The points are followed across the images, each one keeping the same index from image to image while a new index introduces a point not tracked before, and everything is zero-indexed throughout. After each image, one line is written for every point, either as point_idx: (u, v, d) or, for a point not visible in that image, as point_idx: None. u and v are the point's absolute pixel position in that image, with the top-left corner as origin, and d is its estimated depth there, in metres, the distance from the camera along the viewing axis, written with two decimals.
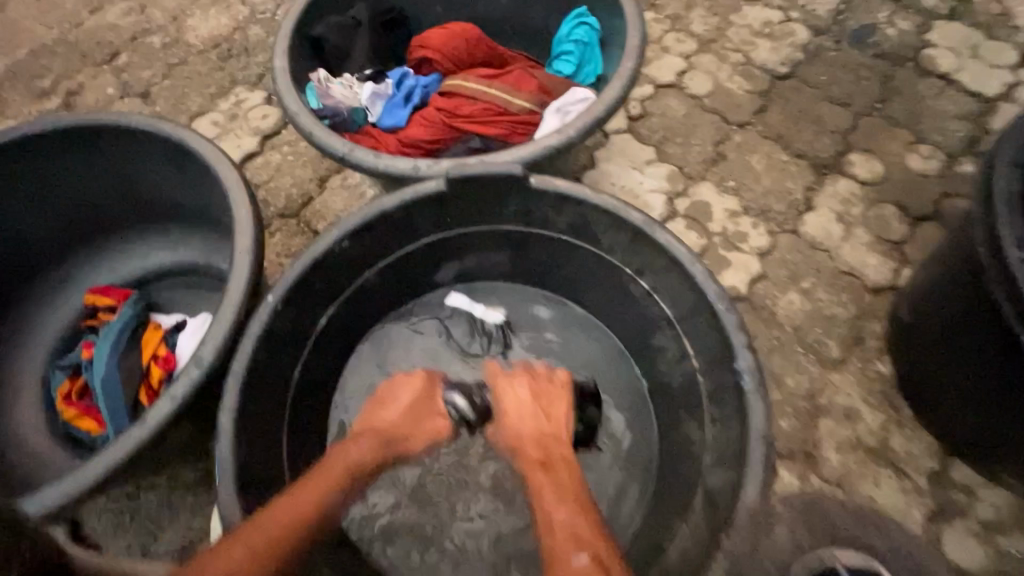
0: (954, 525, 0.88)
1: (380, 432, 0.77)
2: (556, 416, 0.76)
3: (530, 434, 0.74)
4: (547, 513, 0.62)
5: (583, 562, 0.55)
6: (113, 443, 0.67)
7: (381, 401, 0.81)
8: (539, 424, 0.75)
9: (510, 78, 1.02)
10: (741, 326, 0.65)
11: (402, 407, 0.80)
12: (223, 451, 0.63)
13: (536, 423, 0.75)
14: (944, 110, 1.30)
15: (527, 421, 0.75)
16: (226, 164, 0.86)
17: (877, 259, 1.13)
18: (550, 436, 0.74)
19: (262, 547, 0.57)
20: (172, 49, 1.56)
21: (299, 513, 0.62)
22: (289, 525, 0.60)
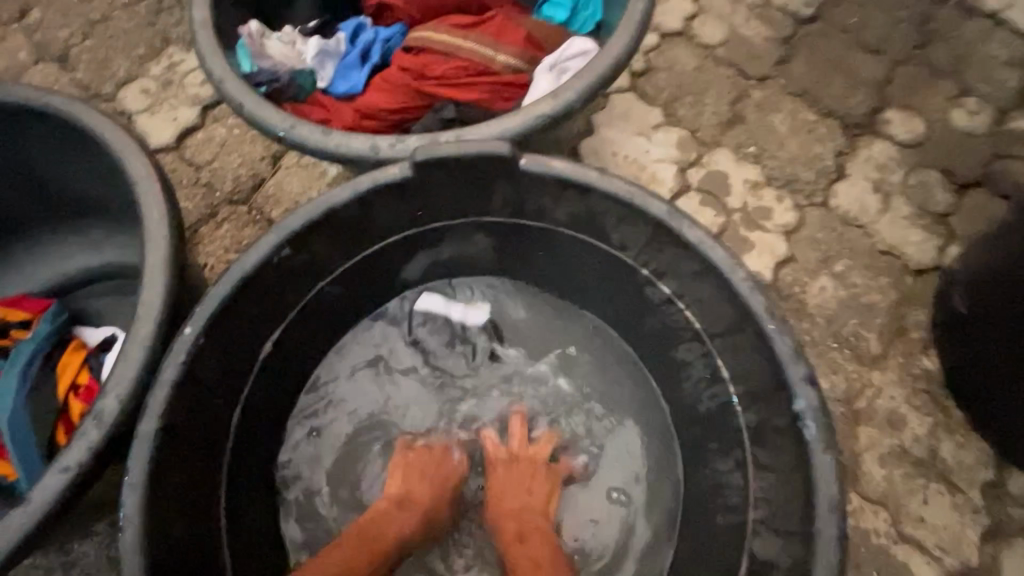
0: (1014, 546, 0.78)
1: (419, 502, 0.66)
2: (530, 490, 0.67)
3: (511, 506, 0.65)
4: None
5: None
6: None
7: (421, 464, 0.69)
8: (523, 500, 0.66)
9: (489, 27, 0.83)
10: (797, 352, 0.51)
11: (445, 480, 0.68)
12: (128, 537, 0.50)
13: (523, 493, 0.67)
14: (993, 56, 1.12)
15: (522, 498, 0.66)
16: (132, 149, 0.68)
17: (919, 236, 0.98)
18: (533, 509, 0.66)
19: None
20: (92, 3, 1.32)
21: None
22: None
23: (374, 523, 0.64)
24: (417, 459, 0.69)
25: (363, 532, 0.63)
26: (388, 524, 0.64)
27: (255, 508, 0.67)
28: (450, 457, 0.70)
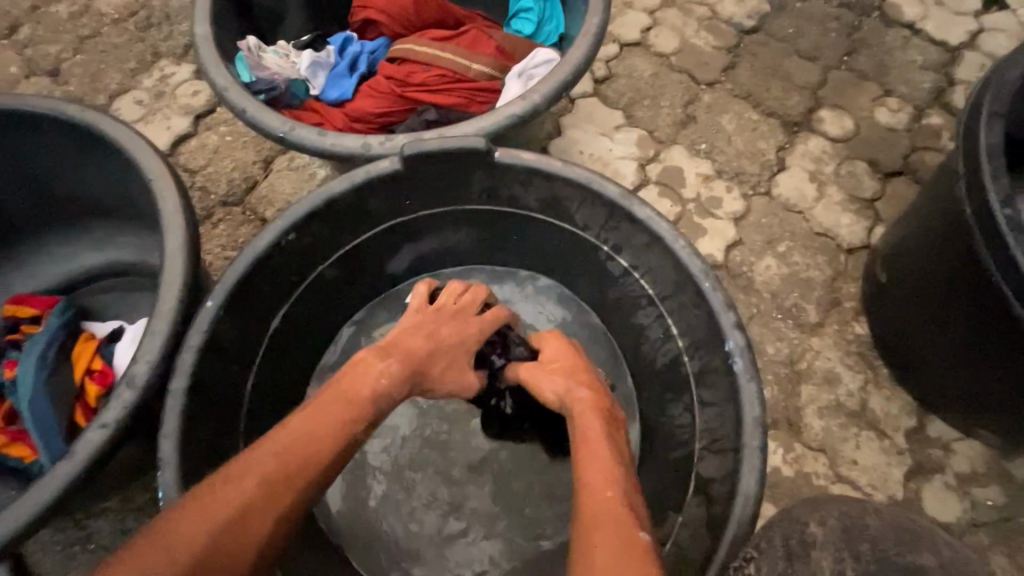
0: (933, 481, 0.90)
1: (415, 357, 0.68)
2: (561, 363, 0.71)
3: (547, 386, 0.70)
4: (592, 461, 0.56)
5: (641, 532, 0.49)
6: (37, 485, 0.58)
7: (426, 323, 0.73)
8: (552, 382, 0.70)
9: (464, 40, 0.93)
10: (729, 305, 0.62)
11: (447, 337, 0.72)
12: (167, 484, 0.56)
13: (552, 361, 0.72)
14: (911, 61, 1.27)
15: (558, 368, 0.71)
16: (145, 149, 0.76)
17: (850, 218, 1.11)
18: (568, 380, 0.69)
19: (269, 480, 0.53)
20: (81, 19, 1.38)
21: (316, 443, 0.57)
22: (301, 464, 0.55)
23: (349, 378, 0.63)
24: (426, 317, 0.73)
25: (339, 390, 0.62)
26: (366, 378, 0.64)
27: None
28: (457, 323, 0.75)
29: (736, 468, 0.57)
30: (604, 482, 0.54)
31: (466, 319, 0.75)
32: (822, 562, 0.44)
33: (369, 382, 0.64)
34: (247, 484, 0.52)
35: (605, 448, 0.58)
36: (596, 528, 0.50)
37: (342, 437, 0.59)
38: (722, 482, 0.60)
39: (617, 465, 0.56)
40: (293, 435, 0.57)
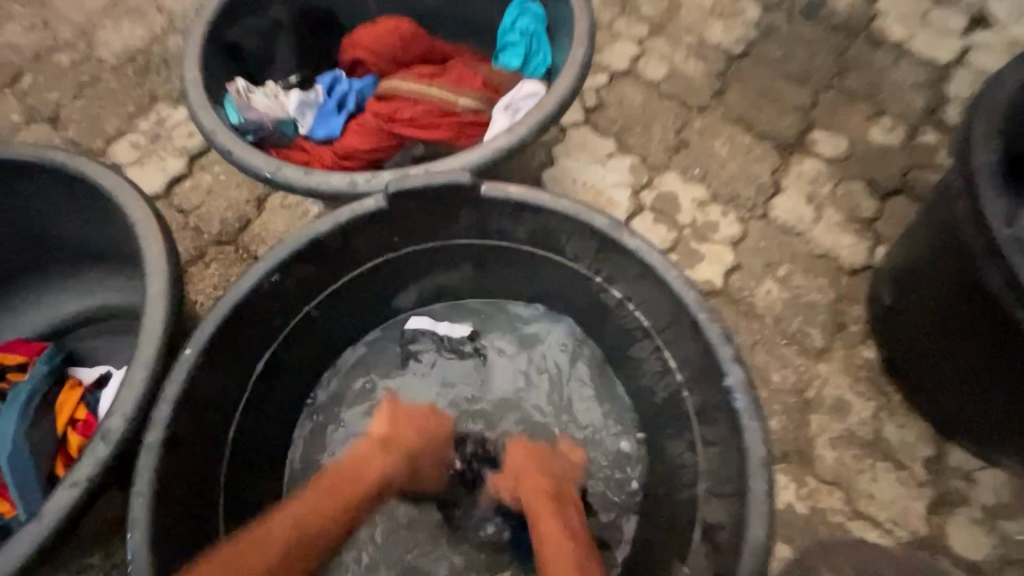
0: (957, 515, 0.84)
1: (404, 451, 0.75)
2: (552, 466, 0.73)
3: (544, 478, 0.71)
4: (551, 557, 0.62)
5: None
6: (9, 543, 0.57)
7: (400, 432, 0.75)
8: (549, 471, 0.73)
9: (450, 76, 0.94)
10: (726, 336, 0.59)
11: (422, 429, 0.77)
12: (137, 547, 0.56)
13: (523, 462, 0.74)
14: (902, 81, 1.27)
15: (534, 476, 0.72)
16: (130, 192, 0.75)
17: (850, 239, 1.09)
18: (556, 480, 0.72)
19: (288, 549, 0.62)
20: (82, 67, 1.41)
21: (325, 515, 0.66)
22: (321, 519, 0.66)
23: (357, 464, 0.72)
24: (397, 413, 0.77)
25: (345, 477, 0.71)
26: (369, 465, 0.72)
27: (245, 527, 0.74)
28: (436, 416, 0.79)
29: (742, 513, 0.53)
30: None
31: (444, 420, 0.80)
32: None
33: (365, 474, 0.71)
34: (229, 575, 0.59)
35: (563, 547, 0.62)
36: None
37: (344, 516, 0.68)
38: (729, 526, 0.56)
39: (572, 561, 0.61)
40: (268, 530, 0.63)
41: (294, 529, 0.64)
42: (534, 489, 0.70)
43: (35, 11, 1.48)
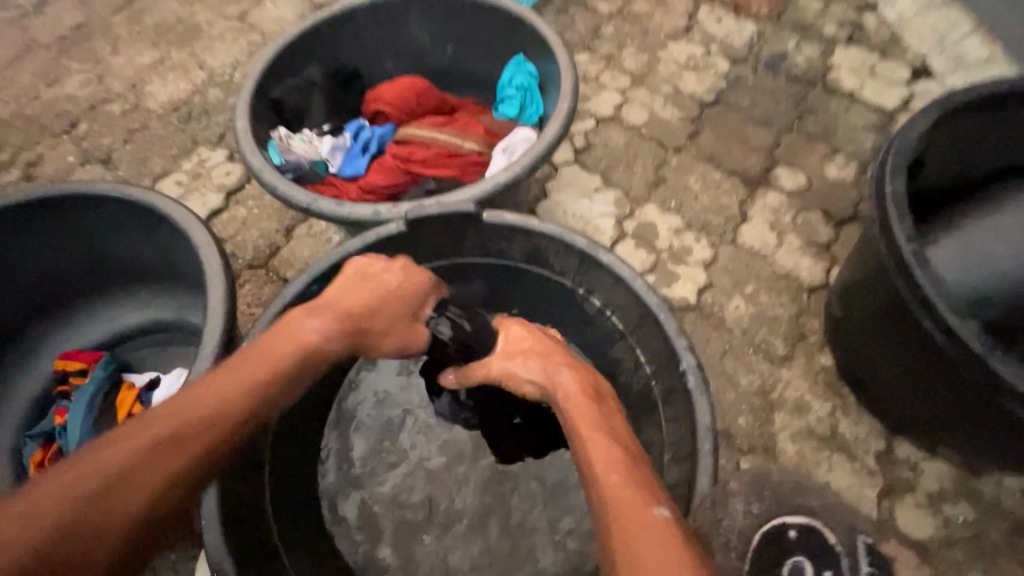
0: (904, 500, 0.98)
1: (350, 312, 0.73)
2: (564, 361, 0.77)
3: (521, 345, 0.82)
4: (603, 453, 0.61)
5: (664, 514, 0.53)
6: None
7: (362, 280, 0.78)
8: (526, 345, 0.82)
9: (458, 124, 1.11)
10: (681, 331, 0.74)
11: (375, 291, 0.77)
12: (210, 507, 0.71)
13: (519, 343, 0.83)
14: (853, 124, 1.45)
15: (523, 343, 0.83)
16: (192, 220, 0.91)
17: (809, 261, 1.24)
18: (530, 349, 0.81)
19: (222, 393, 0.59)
20: (132, 115, 1.60)
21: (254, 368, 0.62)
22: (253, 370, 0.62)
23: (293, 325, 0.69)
24: (354, 279, 0.78)
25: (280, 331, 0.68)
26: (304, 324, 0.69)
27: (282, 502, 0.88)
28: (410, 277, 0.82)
29: (694, 469, 0.67)
30: (618, 473, 0.58)
31: (419, 278, 0.83)
32: None
33: (299, 333, 0.68)
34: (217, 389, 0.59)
35: (602, 442, 0.63)
36: (641, 517, 0.52)
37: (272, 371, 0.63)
38: (683, 483, 0.69)
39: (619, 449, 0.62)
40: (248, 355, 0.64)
41: (279, 347, 0.66)
42: (567, 394, 0.73)
43: (90, 67, 1.68)
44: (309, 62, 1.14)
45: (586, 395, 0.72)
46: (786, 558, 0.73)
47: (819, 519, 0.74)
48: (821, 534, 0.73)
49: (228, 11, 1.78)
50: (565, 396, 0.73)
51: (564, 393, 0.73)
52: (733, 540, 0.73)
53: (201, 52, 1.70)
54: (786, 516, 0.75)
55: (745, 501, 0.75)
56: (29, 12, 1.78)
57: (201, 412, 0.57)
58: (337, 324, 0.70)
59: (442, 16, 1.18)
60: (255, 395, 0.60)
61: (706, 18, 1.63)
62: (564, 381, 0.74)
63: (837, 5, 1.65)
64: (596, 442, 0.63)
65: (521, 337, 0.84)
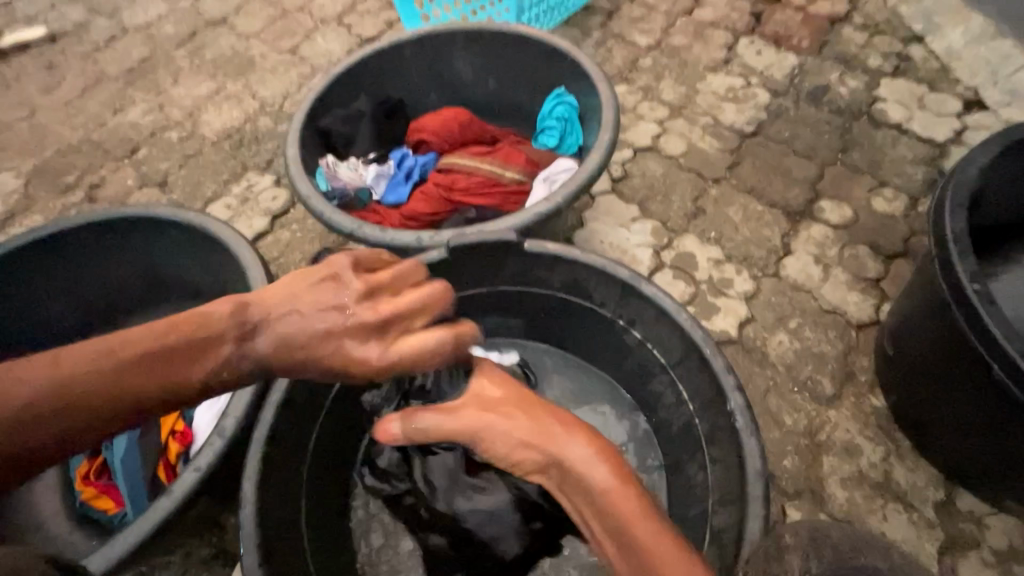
0: (968, 557, 0.91)
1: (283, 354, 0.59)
2: (552, 422, 0.71)
3: (514, 397, 0.76)
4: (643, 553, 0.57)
5: None
6: (141, 516, 0.73)
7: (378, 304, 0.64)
8: (511, 391, 0.77)
9: (499, 154, 1.14)
10: (729, 368, 0.72)
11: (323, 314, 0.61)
12: (247, 521, 0.71)
13: (490, 399, 0.77)
14: (901, 156, 1.41)
15: (497, 398, 0.77)
16: (243, 244, 0.95)
17: (857, 296, 1.19)
18: (529, 402, 0.75)
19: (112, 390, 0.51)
20: (188, 141, 1.69)
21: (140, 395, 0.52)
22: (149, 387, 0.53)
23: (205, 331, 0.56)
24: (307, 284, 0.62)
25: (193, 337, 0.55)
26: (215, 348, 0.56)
27: (317, 526, 0.88)
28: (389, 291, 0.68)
29: (744, 514, 0.64)
30: None
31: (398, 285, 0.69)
32: (793, 563, 0.49)
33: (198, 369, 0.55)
34: (128, 359, 0.52)
35: (650, 528, 0.58)
36: None
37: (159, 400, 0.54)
38: (730, 527, 0.66)
39: (671, 540, 0.57)
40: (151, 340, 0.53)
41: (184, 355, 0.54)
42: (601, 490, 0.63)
43: (153, 97, 1.79)
44: (357, 94, 1.18)
45: (620, 481, 0.63)
46: None
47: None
48: None
49: (281, 45, 1.88)
50: (601, 489, 0.63)
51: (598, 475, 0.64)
52: None
53: (255, 84, 1.79)
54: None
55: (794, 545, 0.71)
56: (101, 46, 1.93)
57: (88, 386, 0.50)
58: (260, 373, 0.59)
59: (486, 50, 1.22)
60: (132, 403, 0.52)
61: (745, 51, 1.63)
62: (591, 453, 0.66)
63: (881, 38, 1.63)
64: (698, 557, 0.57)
65: (509, 401, 0.76)
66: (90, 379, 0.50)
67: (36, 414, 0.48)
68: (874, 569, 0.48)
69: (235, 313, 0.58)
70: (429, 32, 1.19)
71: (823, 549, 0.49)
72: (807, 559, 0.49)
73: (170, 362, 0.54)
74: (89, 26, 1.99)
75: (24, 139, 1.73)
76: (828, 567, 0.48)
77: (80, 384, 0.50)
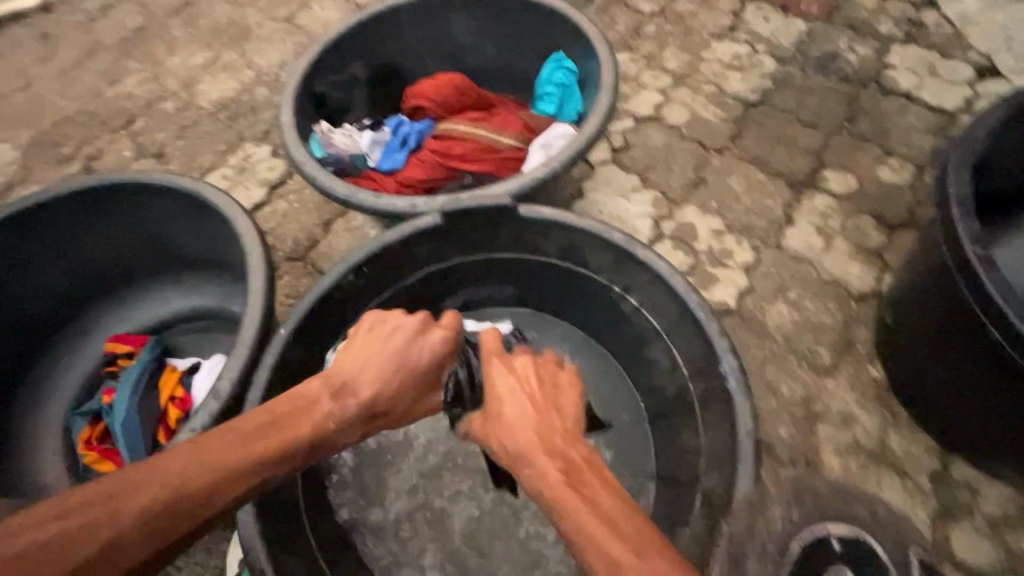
0: (961, 523, 0.92)
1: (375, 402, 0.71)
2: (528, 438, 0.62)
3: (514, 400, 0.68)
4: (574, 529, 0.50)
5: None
6: None
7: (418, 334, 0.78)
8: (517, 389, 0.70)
9: (496, 120, 1.12)
10: (722, 332, 0.71)
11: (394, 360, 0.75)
12: None
13: (500, 409, 0.68)
14: (910, 125, 1.37)
15: (504, 405, 0.68)
16: (237, 209, 0.94)
17: (859, 267, 1.18)
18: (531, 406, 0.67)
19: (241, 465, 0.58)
20: (184, 113, 1.67)
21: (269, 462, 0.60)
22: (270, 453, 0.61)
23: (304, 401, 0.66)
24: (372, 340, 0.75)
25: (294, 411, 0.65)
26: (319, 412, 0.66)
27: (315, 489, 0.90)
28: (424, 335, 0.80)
29: (734, 473, 0.64)
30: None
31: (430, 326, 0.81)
32: (777, 514, 0.57)
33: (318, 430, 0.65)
34: (249, 435, 0.60)
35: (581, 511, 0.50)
36: None
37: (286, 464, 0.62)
38: (721, 487, 0.66)
39: (606, 526, 0.48)
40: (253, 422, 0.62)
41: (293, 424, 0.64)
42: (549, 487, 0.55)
43: (147, 67, 1.77)
44: (352, 59, 1.16)
45: (561, 477, 0.54)
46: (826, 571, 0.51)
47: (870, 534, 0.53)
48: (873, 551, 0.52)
49: (277, 13, 1.84)
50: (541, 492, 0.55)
51: (543, 474, 0.56)
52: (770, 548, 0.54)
53: (250, 53, 1.76)
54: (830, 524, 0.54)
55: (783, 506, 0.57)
56: (94, 16, 1.89)
57: (221, 467, 0.57)
58: (362, 420, 0.70)
59: (483, 14, 1.18)
60: (276, 460, 0.61)
61: (752, 17, 1.59)
62: (541, 458, 0.58)
63: (894, 2, 1.58)
64: (646, 534, 0.47)
65: (515, 413, 0.66)
66: (231, 460, 0.58)
67: (186, 497, 0.54)
68: (858, 523, 0.55)
69: (323, 385, 0.69)
70: None
71: (806, 499, 0.57)
72: (792, 508, 0.57)
73: (282, 429, 0.63)
74: None
75: (20, 110, 1.71)
76: (811, 516, 0.56)
77: (212, 465, 0.57)
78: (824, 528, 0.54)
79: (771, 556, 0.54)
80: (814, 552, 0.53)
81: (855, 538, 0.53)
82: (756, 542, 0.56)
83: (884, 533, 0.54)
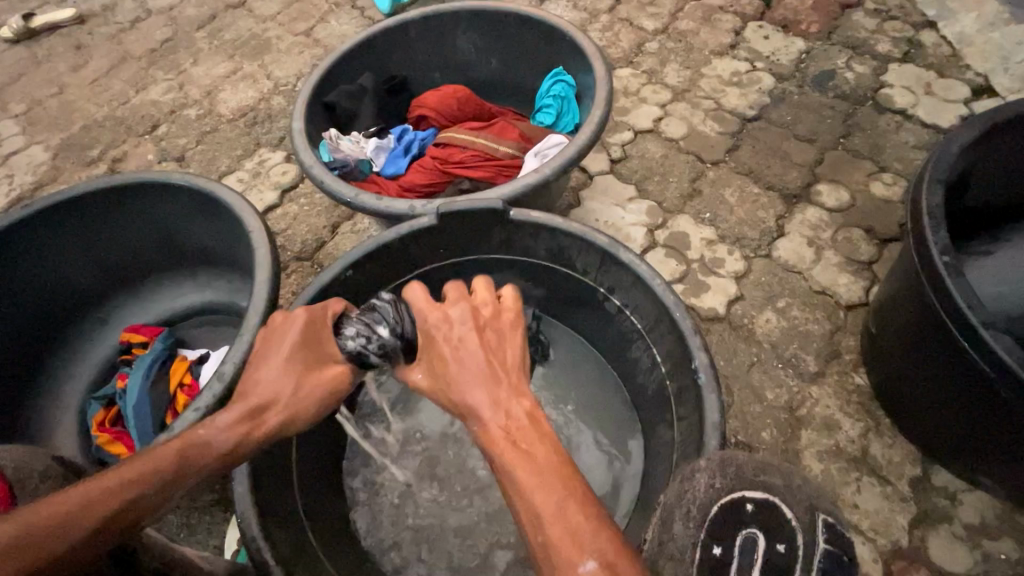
0: (938, 529, 0.93)
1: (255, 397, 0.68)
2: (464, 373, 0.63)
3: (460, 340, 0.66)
4: (530, 500, 0.53)
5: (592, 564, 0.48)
6: None
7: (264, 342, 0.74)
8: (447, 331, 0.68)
9: (495, 129, 1.18)
10: (696, 330, 0.76)
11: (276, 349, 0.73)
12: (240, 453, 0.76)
13: (440, 352, 0.67)
14: (904, 142, 1.40)
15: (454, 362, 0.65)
16: (247, 209, 1.00)
17: (847, 278, 1.20)
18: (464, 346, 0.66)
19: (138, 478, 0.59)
20: (205, 119, 1.76)
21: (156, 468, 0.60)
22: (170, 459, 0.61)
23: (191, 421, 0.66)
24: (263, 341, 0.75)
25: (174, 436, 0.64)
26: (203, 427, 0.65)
27: (312, 478, 0.93)
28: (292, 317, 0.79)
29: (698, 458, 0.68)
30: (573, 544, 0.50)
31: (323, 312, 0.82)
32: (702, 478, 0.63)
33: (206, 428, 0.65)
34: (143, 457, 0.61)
35: (545, 484, 0.53)
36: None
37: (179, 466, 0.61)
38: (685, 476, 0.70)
39: (558, 476, 0.53)
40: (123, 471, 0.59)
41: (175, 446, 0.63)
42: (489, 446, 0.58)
43: (173, 76, 1.86)
44: (362, 71, 1.23)
45: (508, 436, 0.57)
46: (740, 527, 0.58)
47: (778, 496, 0.59)
48: (779, 510, 0.58)
49: (296, 27, 1.93)
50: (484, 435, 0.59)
51: (487, 428, 0.59)
52: (692, 509, 0.60)
53: (270, 64, 1.85)
54: (745, 490, 0.60)
55: (707, 475, 0.63)
56: (125, 28, 2.00)
57: (107, 500, 0.56)
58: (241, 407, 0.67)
59: (487, 30, 1.25)
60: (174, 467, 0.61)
61: (752, 36, 1.63)
62: (486, 412, 0.60)
63: (893, 23, 1.61)
64: (569, 485, 0.53)
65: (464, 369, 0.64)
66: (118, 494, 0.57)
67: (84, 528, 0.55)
68: (771, 487, 0.60)
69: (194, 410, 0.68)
70: (432, 11, 1.22)
71: (727, 469, 0.62)
72: (714, 478, 0.62)
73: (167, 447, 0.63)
74: (116, 8, 2.06)
75: (53, 113, 1.82)
76: (730, 483, 0.61)
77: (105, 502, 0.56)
78: (740, 492, 0.60)
79: (694, 522, 0.59)
80: (731, 516, 0.58)
81: (767, 501, 0.59)
82: (680, 510, 0.61)
83: (795, 498, 0.59)
